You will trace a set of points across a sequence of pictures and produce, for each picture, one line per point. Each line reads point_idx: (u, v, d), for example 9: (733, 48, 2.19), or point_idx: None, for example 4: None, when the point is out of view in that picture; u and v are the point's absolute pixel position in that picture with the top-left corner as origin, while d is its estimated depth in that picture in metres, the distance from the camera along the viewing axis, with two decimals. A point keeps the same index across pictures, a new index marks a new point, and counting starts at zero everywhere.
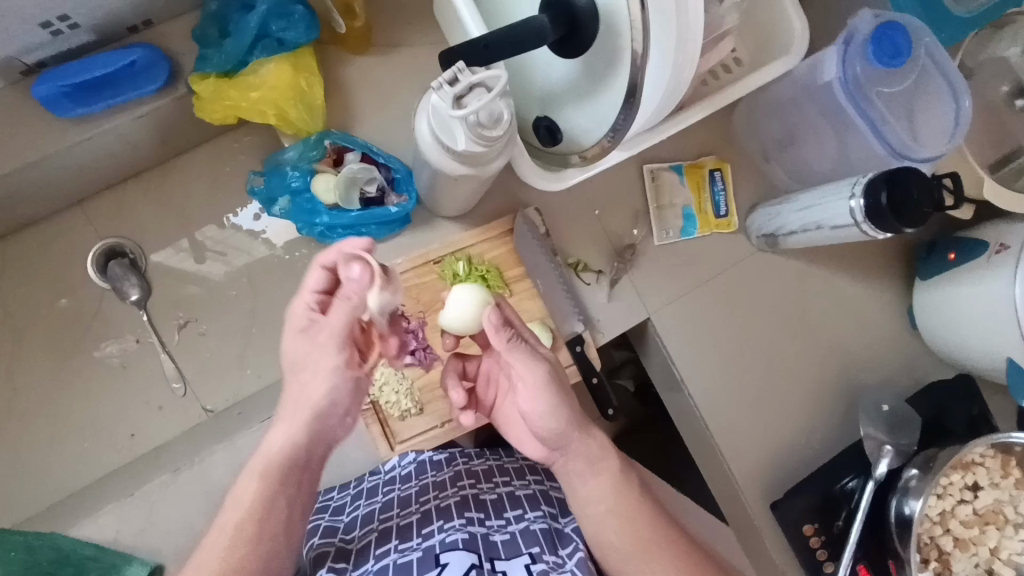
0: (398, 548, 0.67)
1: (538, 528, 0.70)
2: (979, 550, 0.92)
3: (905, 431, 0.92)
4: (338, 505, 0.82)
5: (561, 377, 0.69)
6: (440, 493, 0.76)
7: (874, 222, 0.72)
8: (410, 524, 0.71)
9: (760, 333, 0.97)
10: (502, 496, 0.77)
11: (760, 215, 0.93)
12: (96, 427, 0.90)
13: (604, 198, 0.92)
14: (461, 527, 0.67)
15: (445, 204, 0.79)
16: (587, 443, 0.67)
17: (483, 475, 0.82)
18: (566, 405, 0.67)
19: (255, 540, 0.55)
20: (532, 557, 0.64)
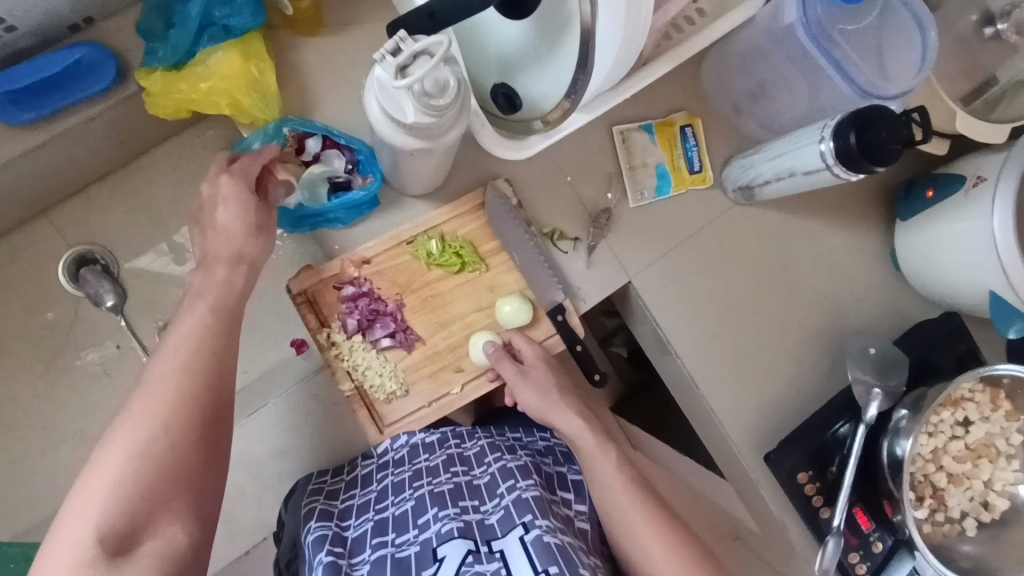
0: (396, 541, 0.70)
1: (530, 495, 0.70)
2: (973, 483, 0.93)
3: (894, 373, 0.93)
4: (329, 488, 0.81)
5: (547, 376, 0.82)
6: (432, 479, 0.76)
7: (845, 163, 0.71)
8: (405, 513, 0.73)
9: (743, 287, 0.97)
10: (495, 472, 0.78)
11: (734, 167, 0.92)
12: (86, 436, 0.90)
13: (576, 164, 0.91)
14: (455, 516, 0.69)
15: (412, 182, 0.78)
16: (570, 423, 0.81)
17: (476, 457, 0.82)
18: (546, 402, 0.81)
19: (180, 396, 0.58)
20: (525, 528, 0.66)
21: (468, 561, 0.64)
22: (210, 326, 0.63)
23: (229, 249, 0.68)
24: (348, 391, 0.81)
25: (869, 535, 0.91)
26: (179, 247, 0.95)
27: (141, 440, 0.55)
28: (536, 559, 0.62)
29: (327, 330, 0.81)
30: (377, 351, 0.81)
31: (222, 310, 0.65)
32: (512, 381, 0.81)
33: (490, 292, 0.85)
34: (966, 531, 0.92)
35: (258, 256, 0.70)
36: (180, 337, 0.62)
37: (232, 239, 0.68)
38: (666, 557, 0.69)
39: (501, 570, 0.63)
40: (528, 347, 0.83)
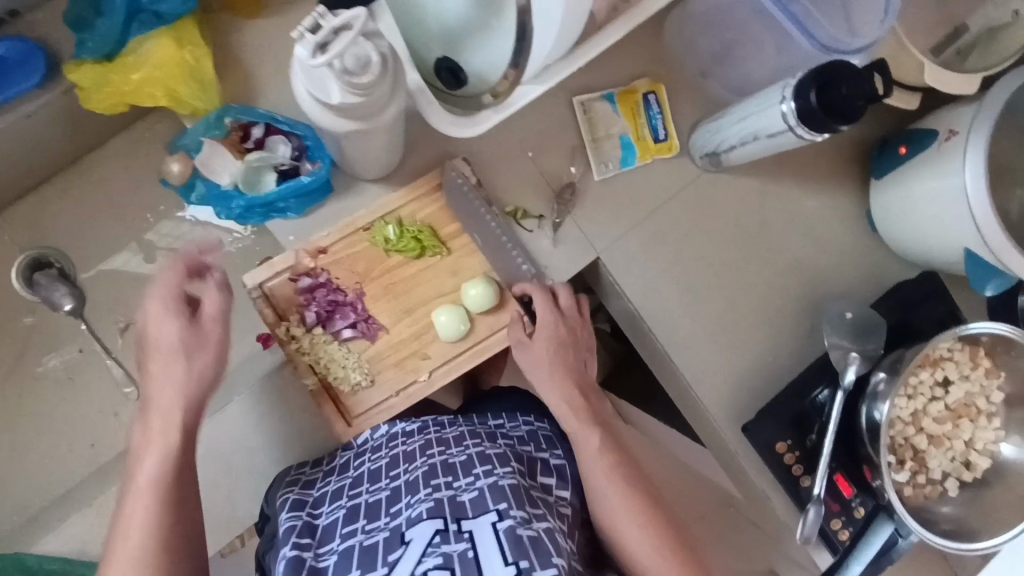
0: (365, 528, 0.65)
1: (507, 483, 0.66)
2: (953, 444, 0.92)
3: (871, 336, 0.92)
4: (307, 479, 0.79)
5: (552, 343, 0.82)
6: (408, 467, 0.73)
7: (807, 123, 0.69)
8: (379, 501, 0.69)
9: (716, 257, 0.94)
10: (473, 455, 0.72)
11: (700, 133, 0.89)
12: (54, 442, 0.89)
13: (537, 139, 0.88)
14: (427, 497, 0.64)
15: (364, 167, 0.76)
16: (556, 396, 0.79)
17: (456, 440, 0.76)
18: (540, 368, 0.81)
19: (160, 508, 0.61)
20: (499, 515, 0.61)
21: (434, 542, 0.58)
22: (152, 482, 0.62)
23: (167, 395, 0.65)
24: (312, 384, 0.79)
25: (850, 501, 0.90)
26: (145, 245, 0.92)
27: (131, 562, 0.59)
28: (506, 548, 0.57)
29: (286, 324, 0.79)
30: (339, 343, 0.80)
31: (166, 458, 0.63)
32: (518, 344, 0.82)
33: (454, 276, 0.83)
34: (947, 491, 0.92)
35: (194, 389, 0.66)
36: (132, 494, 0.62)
37: (168, 369, 0.66)
38: (646, 545, 0.68)
39: (469, 551, 0.57)
40: (546, 310, 0.82)
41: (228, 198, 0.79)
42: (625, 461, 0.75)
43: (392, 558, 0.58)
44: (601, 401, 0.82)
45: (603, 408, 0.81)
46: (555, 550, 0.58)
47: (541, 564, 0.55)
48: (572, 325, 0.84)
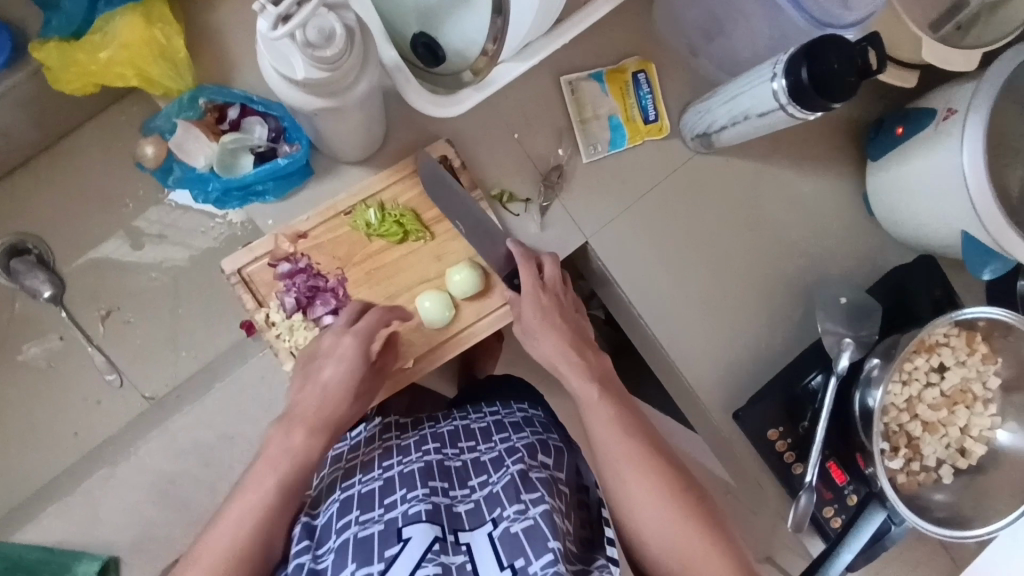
0: (359, 520, 0.64)
1: (499, 487, 0.68)
2: (948, 430, 0.90)
3: (865, 322, 0.90)
4: None
5: (540, 306, 0.79)
6: (403, 458, 0.73)
7: (799, 100, 0.67)
8: (371, 492, 0.69)
9: (707, 242, 0.92)
10: (468, 463, 0.74)
11: (690, 114, 0.86)
12: (34, 430, 0.88)
13: (523, 120, 0.86)
14: (424, 497, 0.65)
15: (343, 149, 0.74)
16: (553, 351, 0.78)
17: (449, 437, 0.78)
18: (534, 327, 0.79)
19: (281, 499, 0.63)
20: (494, 523, 0.64)
21: (434, 549, 0.59)
22: (283, 493, 0.64)
23: (318, 413, 0.70)
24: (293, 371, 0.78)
25: (843, 488, 0.89)
26: (133, 232, 0.92)
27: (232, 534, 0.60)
28: (502, 551, 0.61)
29: (265, 310, 0.77)
30: (319, 329, 0.78)
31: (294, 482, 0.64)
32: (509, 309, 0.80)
33: (438, 261, 0.81)
34: (941, 478, 0.90)
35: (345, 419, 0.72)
36: (266, 480, 0.64)
37: (326, 404, 0.70)
38: (648, 496, 0.66)
39: (468, 564, 0.60)
40: (530, 275, 0.78)
41: (204, 180, 0.78)
42: (628, 415, 0.73)
43: (389, 553, 0.59)
44: (601, 357, 0.79)
45: (602, 362, 0.79)
46: (550, 536, 0.59)
47: (535, 555, 0.59)
48: (558, 290, 0.81)
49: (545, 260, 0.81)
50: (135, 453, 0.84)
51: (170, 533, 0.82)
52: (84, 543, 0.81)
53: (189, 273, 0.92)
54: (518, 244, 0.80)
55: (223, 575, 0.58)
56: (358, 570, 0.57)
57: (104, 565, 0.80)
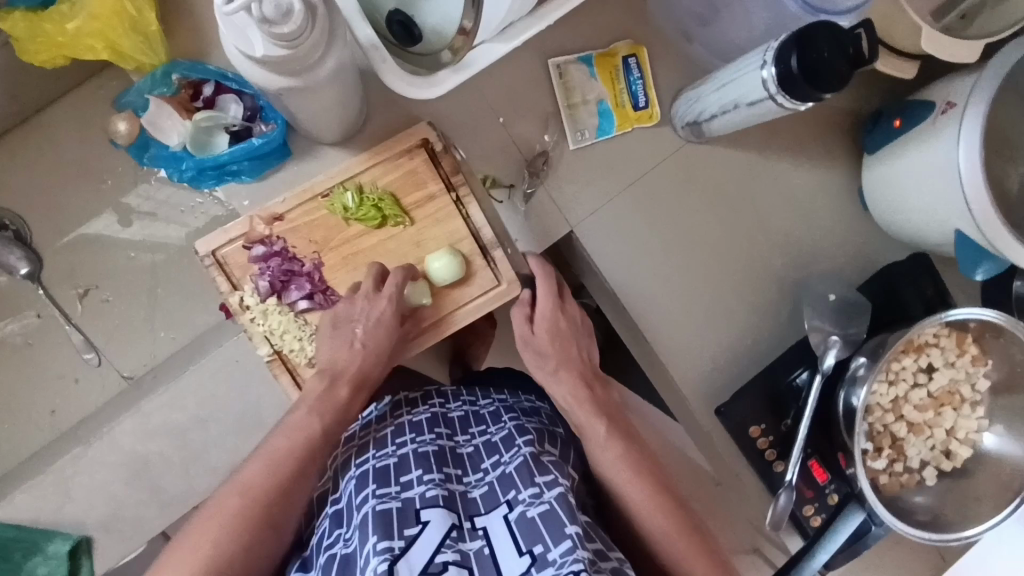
0: (376, 494, 0.63)
1: (514, 465, 0.67)
2: (934, 432, 0.89)
3: (855, 319, 0.89)
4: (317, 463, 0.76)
5: (553, 331, 0.81)
6: (416, 437, 0.71)
7: (787, 90, 0.65)
8: (387, 467, 0.67)
9: (694, 234, 0.90)
10: (480, 447, 0.73)
11: (682, 101, 0.84)
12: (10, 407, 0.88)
13: (509, 104, 0.83)
14: (439, 482, 0.65)
15: (321, 129, 0.72)
16: (565, 387, 0.78)
17: (460, 423, 0.77)
18: (545, 351, 0.80)
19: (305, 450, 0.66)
20: (510, 505, 0.64)
21: (451, 536, 0.60)
22: (324, 440, 0.67)
23: (349, 365, 0.72)
24: (267, 356, 0.76)
25: (824, 487, 0.88)
26: (123, 210, 0.90)
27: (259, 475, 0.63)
28: (520, 538, 0.60)
29: (240, 293, 0.76)
30: (295, 313, 0.77)
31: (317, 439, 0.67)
32: (519, 333, 0.81)
33: (417, 248, 0.80)
34: (924, 480, 0.89)
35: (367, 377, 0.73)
36: (312, 422, 0.68)
37: (362, 363, 0.73)
38: (672, 528, 0.65)
39: (486, 547, 0.60)
40: (546, 299, 0.81)
41: (178, 159, 0.77)
42: (641, 454, 0.72)
43: (409, 533, 0.59)
44: (608, 391, 0.80)
45: (610, 398, 0.79)
46: (568, 521, 0.59)
47: (556, 542, 0.58)
48: (575, 318, 0.83)
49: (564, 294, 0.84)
50: (111, 431, 0.79)
51: (144, 514, 0.79)
52: (54, 522, 0.77)
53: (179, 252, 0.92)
54: (545, 259, 0.82)
55: (248, 520, 0.60)
56: (380, 543, 0.57)
57: (76, 544, 0.78)
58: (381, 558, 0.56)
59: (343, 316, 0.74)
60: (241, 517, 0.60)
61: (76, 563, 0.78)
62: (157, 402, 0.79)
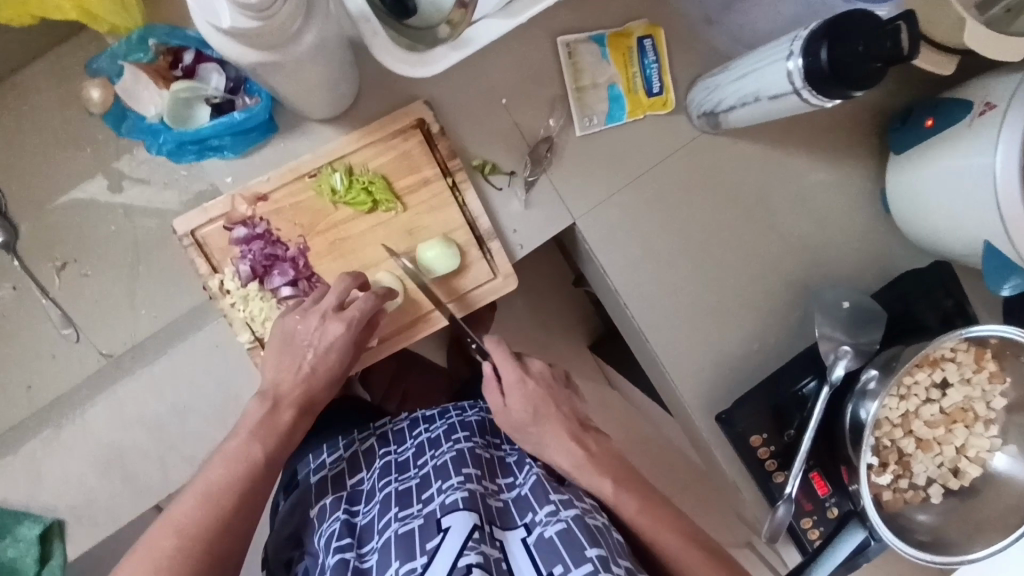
0: (399, 517, 0.66)
1: (530, 483, 0.71)
2: (943, 449, 0.85)
3: (867, 329, 0.84)
4: (333, 474, 0.78)
5: (529, 398, 0.73)
6: (435, 453, 0.73)
7: (815, 86, 0.59)
8: (409, 489, 0.70)
9: (704, 231, 0.85)
10: (494, 459, 0.76)
11: (699, 89, 0.78)
12: None
13: (512, 85, 0.78)
14: (460, 485, 0.66)
15: (308, 104, 0.68)
16: (555, 447, 0.72)
17: (476, 426, 0.79)
18: (525, 423, 0.73)
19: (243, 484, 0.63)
20: (527, 530, 0.65)
21: (473, 537, 0.59)
22: (267, 467, 0.65)
23: (297, 387, 0.68)
24: (247, 343, 0.73)
25: (824, 500, 0.85)
26: (112, 174, 0.88)
27: (194, 511, 0.61)
28: (539, 560, 0.61)
29: (219, 276, 0.72)
30: (277, 301, 0.73)
31: (255, 470, 0.64)
32: (495, 408, 0.74)
33: (409, 236, 0.75)
34: (930, 498, 0.85)
35: (318, 395, 0.70)
36: (252, 449, 0.65)
37: (309, 387, 0.69)
38: (675, 540, 0.66)
39: (503, 562, 0.61)
40: (509, 368, 0.74)
41: (155, 131, 0.72)
42: (624, 468, 0.72)
43: (431, 546, 0.60)
44: (604, 440, 0.74)
45: (606, 447, 0.74)
46: (588, 543, 0.59)
47: (575, 562, 0.58)
48: (547, 376, 0.76)
49: (525, 356, 0.78)
50: (83, 415, 0.77)
51: (118, 503, 0.77)
52: (24, 505, 0.76)
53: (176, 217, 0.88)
54: (498, 342, 0.77)
55: (182, 557, 0.58)
56: (403, 566, 0.60)
57: (47, 528, 0.76)
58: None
59: (293, 336, 0.68)
60: (183, 553, 0.58)
61: (47, 546, 0.77)
62: (133, 386, 0.77)
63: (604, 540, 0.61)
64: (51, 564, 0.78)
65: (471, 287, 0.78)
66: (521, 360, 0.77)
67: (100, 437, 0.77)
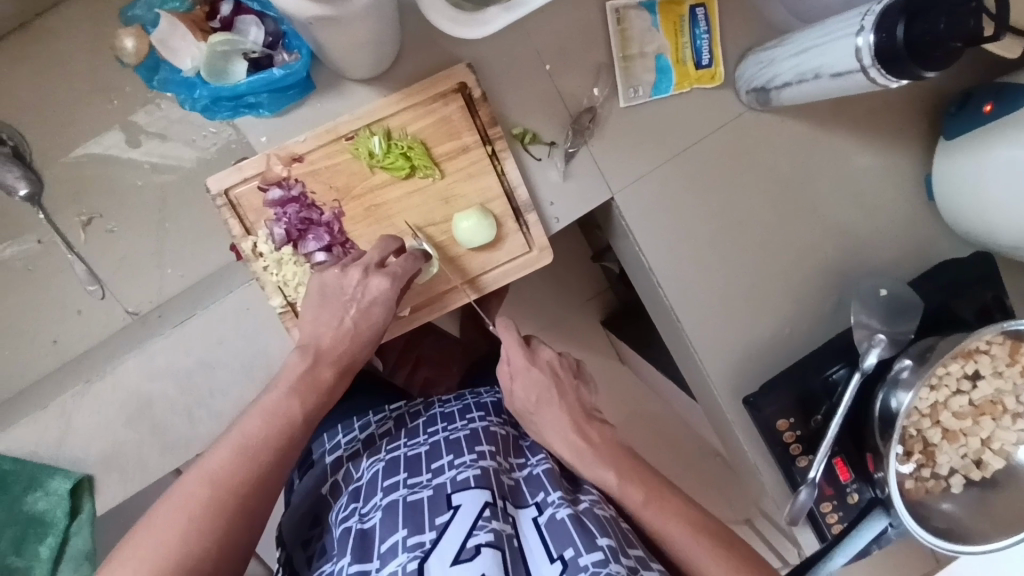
0: (408, 483, 0.65)
1: (542, 469, 0.69)
2: (968, 441, 0.85)
3: (904, 318, 0.82)
4: (348, 455, 0.77)
5: (533, 384, 0.72)
6: (448, 426, 0.73)
7: (887, 65, 0.56)
8: (418, 456, 0.69)
9: (745, 211, 0.84)
10: (507, 437, 0.75)
11: (750, 63, 0.75)
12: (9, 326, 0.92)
13: (557, 51, 0.75)
14: (472, 462, 0.64)
15: (349, 63, 0.65)
16: (555, 432, 0.70)
17: (491, 408, 0.79)
18: (528, 408, 0.72)
19: (282, 448, 0.59)
20: (538, 510, 0.63)
21: (484, 516, 0.58)
22: (306, 426, 0.61)
23: (336, 342, 0.66)
24: (279, 307, 0.73)
25: (846, 486, 0.85)
26: (129, 126, 0.94)
27: (228, 466, 0.56)
28: (550, 542, 0.59)
29: (253, 238, 0.71)
30: (311, 265, 0.72)
31: (288, 437, 0.59)
32: (503, 391, 0.74)
33: (445, 205, 0.74)
34: (950, 488, 0.86)
35: (358, 356, 0.67)
36: (293, 406, 0.61)
37: (349, 344, 0.66)
38: (681, 530, 0.61)
39: (515, 539, 0.59)
40: (515, 353, 0.73)
41: (190, 85, 0.70)
42: (629, 460, 0.68)
43: (440, 522, 0.58)
44: (607, 431, 0.71)
45: (609, 438, 0.70)
46: (599, 532, 0.58)
47: (587, 548, 0.56)
48: (554, 365, 0.75)
49: (536, 343, 0.76)
50: (114, 370, 0.76)
51: (146, 455, 0.78)
52: (53, 457, 0.76)
53: (192, 171, 0.96)
54: (509, 321, 0.75)
55: (213, 512, 0.54)
56: (410, 538, 0.57)
57: (78, 482, 0.77)
58: (411, 554, 0.56)
59: (331, 292, 0.67)
60: (216, 510, 0.54)
61: (77, 499, 0.78)
62: (164, 345, 0.76)
63: (613, 530, 0.60)
64: (81, 517, 0.78)
65: (505, 256, 0.77)
66: (531, 346, 0.76)
67: (130, 394, 0.76)
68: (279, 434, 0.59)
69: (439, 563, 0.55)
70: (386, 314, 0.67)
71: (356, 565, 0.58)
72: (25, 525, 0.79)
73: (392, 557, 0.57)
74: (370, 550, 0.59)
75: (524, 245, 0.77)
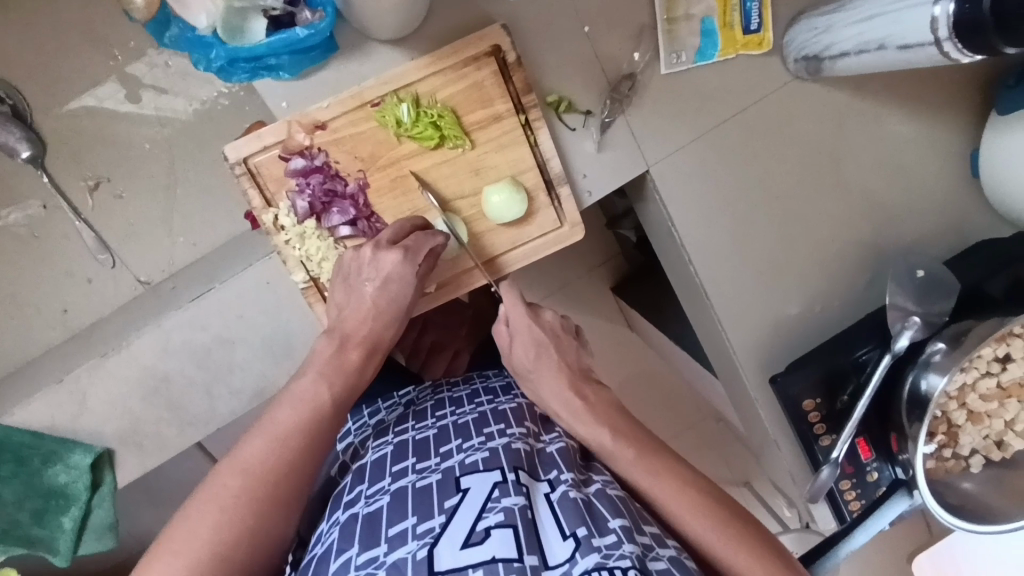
0: (415, 468, 0.61)
1: (553, 448, 0.64)
2: (993, 422, 0.83)
3: (940, 297, 0.78)
4: (358, 441, 0.75)
5: (533, 342, 0.70)
6: (456, 410, 0.72)
7: (964, 38, 0.53)
8: (426, 440, 0.67)
9: (781, 186, 0.80)
10: (522, 406, 0.71)
11: (802, 28, 0.71)
12: (16, 295, 0.90)
13: (598, 10, 0.70)
14: (483, 445, 0.62)
15: (378, 22, 0.61)
16: (550, 391, 0.67)
17: (500, 388, 0.77)
18: (527, 368, 0.69)
19: (312, 435, 0.57)
20: (551, 487, 0.57)
21: (493, 497, 0.54)
22: (336, 413, 0.59)
23: (362, 328, 0.64)
24: (302, 282, 0.70)
25: (866, 464, 0.85)
26: (127, 80, 0.91)
27: (265, 451, 0.55)
28: (563, 519, 0.53)
29: (274, 211, 0.68)
30: (336, 240, 0.70)
31: (317, 430, 0.57)
32: (502, 350, 0.72)
33: (475, 176, 0.70)
34: (969, 467, 0.83)
35: (382, 337, 0.65)
36: (321, 391, 0.59)
37: (373, 324, 0.64)
38: (668, 488, 0.57)
39: (529, 509, 0.53)
40: (517, 312, 0.71)
41: (207, 45, 0.65)
42: (621, 418, 0.64)
43: (449, 505, 0.54)
44: (604, 391, 0.67)
45: (605, 397, 0.66)
46: (611, 515, 0.53)
47: (599, 531, 0.51)
48: (556, 328, 0.72)
49: (539, 306, 0.74)
50: (130, 344, 0.73)
51: (166, 429, 0.78)
52: (71, 431, 0.76)
53: (195, 127, 0.94)
54: (513, 284, 0.73)
55: (246, 503, 0.53)
56: (419, 526, 0.53)
57: (97, 455, 0.76)
58: (421, 540, 0.51)
59: (349, 274, 0.65)
60: (249, 496, 0.53)
61: (97, 472, 0.79)
62: (180, 318, 0.73)
63: (626, 509, 0.55)
64: (102, 490, 0.79)
65: (530, 234, 0.73)
66: (534, 308, 0.73)
67: (147, 368, 0.74)
68: (315, 425, 0.57)
69: (448, 549, 0.50)
70: (406, 290, 0.65)
71: (364, 553, 0.52)
72: (44, 497, 0.78)
73: (400, 544, 0.52)
74: (378, 535, 0.54)
75: (554, 218, 0.73)
